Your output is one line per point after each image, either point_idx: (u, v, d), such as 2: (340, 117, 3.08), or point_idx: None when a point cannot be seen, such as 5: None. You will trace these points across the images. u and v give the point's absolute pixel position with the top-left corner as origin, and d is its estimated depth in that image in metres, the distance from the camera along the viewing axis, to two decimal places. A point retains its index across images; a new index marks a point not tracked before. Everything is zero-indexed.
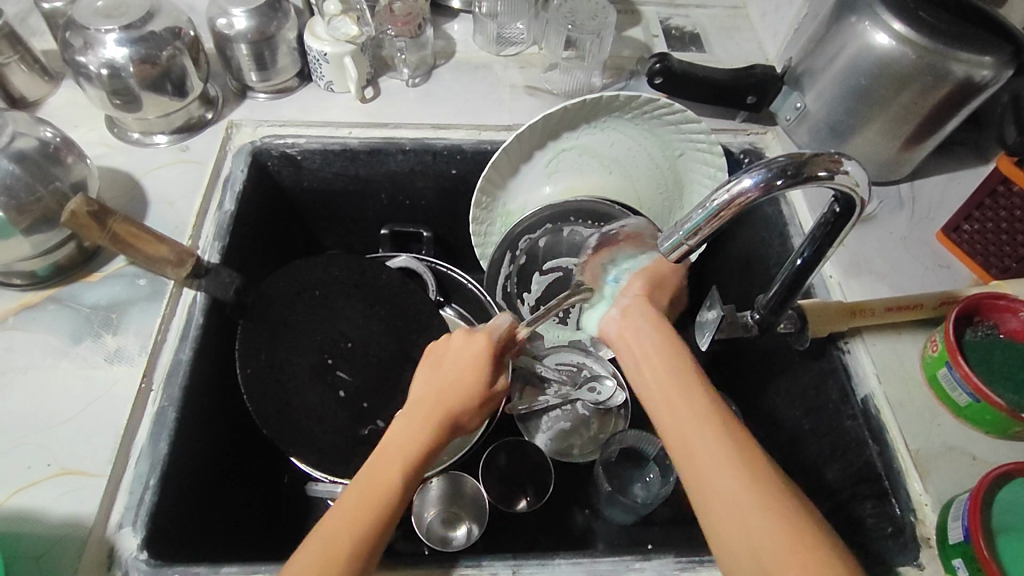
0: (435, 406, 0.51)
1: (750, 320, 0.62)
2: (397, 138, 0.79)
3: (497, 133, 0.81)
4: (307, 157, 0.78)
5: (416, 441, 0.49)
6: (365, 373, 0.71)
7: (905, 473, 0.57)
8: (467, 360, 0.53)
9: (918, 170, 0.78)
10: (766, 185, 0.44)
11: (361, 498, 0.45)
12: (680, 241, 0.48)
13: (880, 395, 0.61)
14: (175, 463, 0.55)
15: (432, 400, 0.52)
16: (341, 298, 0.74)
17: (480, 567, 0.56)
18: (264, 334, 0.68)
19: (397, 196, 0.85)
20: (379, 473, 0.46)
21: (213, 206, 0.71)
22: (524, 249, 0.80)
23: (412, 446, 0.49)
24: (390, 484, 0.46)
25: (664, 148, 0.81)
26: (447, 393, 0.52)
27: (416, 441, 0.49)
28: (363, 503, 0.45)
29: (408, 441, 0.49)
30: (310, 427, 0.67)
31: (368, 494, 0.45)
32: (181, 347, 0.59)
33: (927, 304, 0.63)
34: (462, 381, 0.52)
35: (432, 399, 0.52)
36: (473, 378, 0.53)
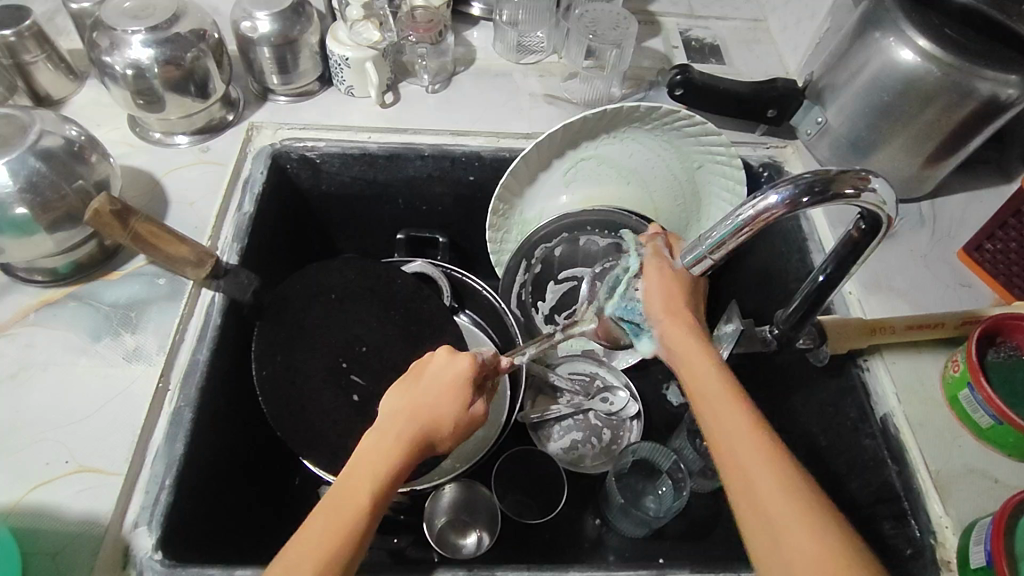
0: (411, 427, 0.47)
1: (769, 336, 0.63)
2: (416, 143, 0.79)
3: (515, 141, 0.81)
4: (326, 160, 0.79)
5: (390, 457, 0.45)
6: (379, 378, 0.71)
7: (926, 494, 0.56)
8: (446, 383, 0.50)
9: (939, 188, 0.78)
10: (792, 202, 0.45)
11: (336, 513, 0.42)
12: (703, 255, 0.49)
13: (900, 414, 0.60)
14: (191, 463, 0.55)
15: (406, 419, 0.48)
16: (357, 302, 0.74)
17: None
18: (281, 336, 0.68)
19: (414, 201, 0.86)
20: (351, 493, 0.43)
21: (233, 208, 0.71)
22: (540, 257, 0.80)
23: (388, 461, 0.45)
24: (356, 506, 0.42)
25: (682, 159, 0.80)
26: (421, 412, 0.48)
27: (387, 457, 0.45)
28: (339, 519, 0.41)
29: (383, 457, 0.45)
30: (324, 430, 0.67)
31: (341, 510, 0.42)
32: (200, 347, 0.59)
33: (949, 323, 0.63)
34: (441, 401, 0.49)
35: (407, 419, 0.48)
36: (446, 401, 0.49)
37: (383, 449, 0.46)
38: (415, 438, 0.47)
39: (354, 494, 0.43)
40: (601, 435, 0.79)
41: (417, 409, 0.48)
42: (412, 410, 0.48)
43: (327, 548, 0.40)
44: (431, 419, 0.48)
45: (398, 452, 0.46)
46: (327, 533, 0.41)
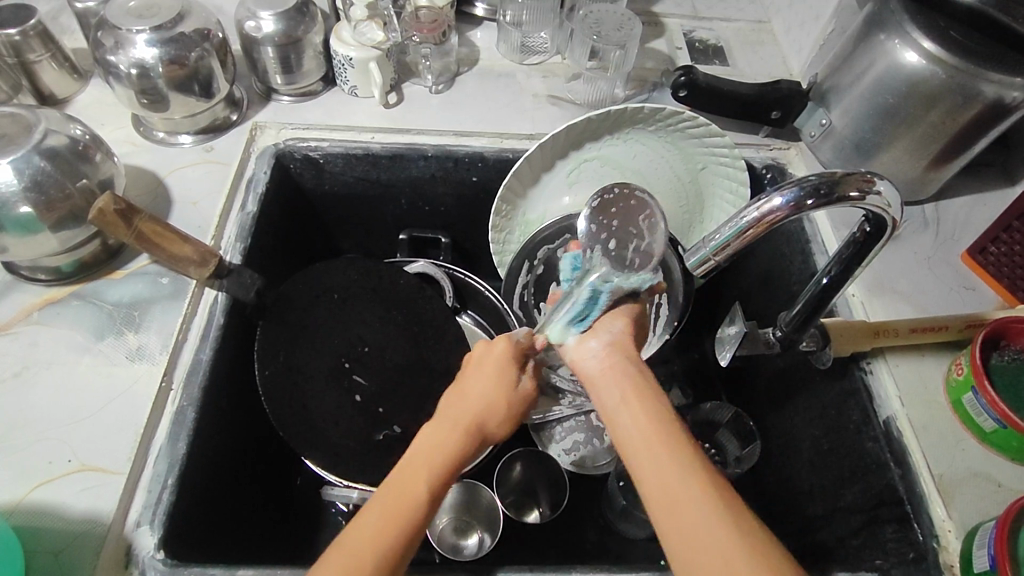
0: (464, 418, 0.47)
1: (772, 338, 0.63)
2: (419, 144, 0.79)
3: (518, 142, 0.81)
4: (329, 160, 0.79)
5: (442, 450, 0.45)
6: (381, 378, 0.71)
7: (928, 498, 0.56)
8: (491, 366, 0.49)
9: (943, 190, 0.78)
10: (797, 205, 0.45)
11: (389, 509, 0.41)
12: (707, 257, 0.49)
13: (903, 417, 0.60)
14: (194, 462, 0.55)
15: (459, 410, 0.47)
16: (360, 303, 0.74)
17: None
18: (284, 336, 0.68)
19: (417, 202, 0.86)
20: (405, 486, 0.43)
21: (236, 207, 0.71)
22: (543, 258, 0.78)
23: (439, 452, 0.45)
24: (410, 503, 0.42)
25: (686, 161, 0.80)
26: (472, 400, 0.48)
27: (442, 449, 0.45)
28: (395, 511, 0.41)
29: (436, 448, 0.45)
30: (325, 430, 0.67)
31: (392, 506, 0.42)
32: (203, 346, 0.59)
33: (953, 326, 0.62)
34: (495, 389, 0.48)
35: (457, 408, 0.47)
36: (499, 387, 0.48)
37: (434, 442, 0.45)
38: (468, 427, 0.47)
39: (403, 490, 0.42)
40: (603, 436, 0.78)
41: (468, 398, 0.48)
42: (464, 401, 0.48)
43: (376, 545, 0.40)
44: (483, 406, 0.48)
45: (452, 442, 0.45)
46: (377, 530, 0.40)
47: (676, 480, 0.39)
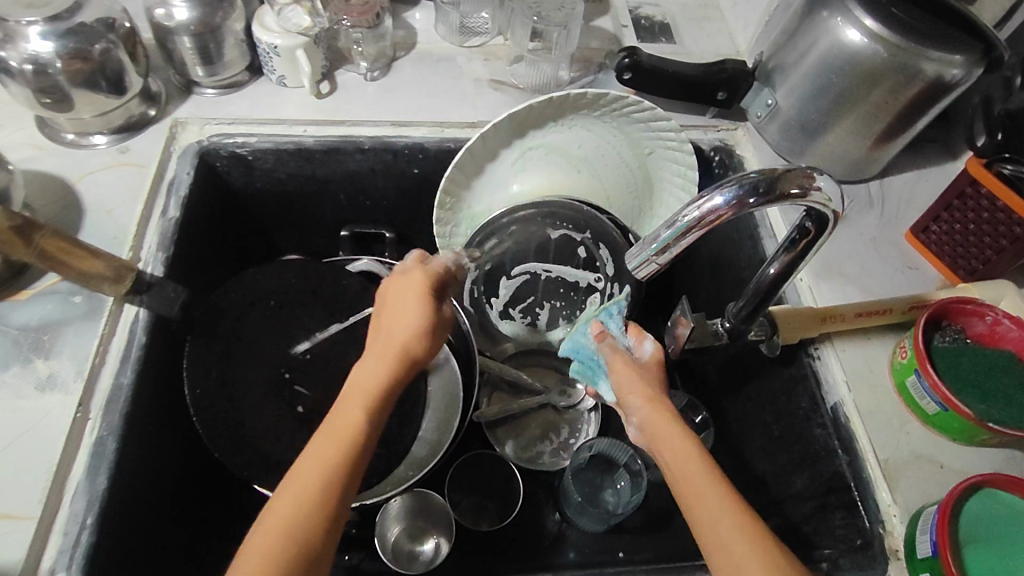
0: (385, 377, 0.47)
1: (721, 328, 0.61)
2: (354, 136, 0.75)
3: (460, 131, 0.77)
4: (259, 157, 0.74)
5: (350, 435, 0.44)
6: (324, 387, 0.68)
7: (874, 482, 0.57)
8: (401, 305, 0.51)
9: (888, 167, 0.78)
10: (739, 203, 0.41)
11: (312, 468, 0.42)
12: (648, 258, 0.45)
13: (850, 402, 0.61)
14: (117, 497, 0.51)
15: (357, 387, 0.47)
16: (298, 309, 0.71)
17: None
18: (215, 352, 0.65)
19: (357, 195, 0.81)
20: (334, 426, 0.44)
21: (156, 212, 0.66)
22: (490, 254, 0.79)
23: (345, 439, 0.44)
24: (296, 506, 0.41)
25: (633, 146, 0.78)
26: (375, 365, 0.48)
27: (348, 430, 0.44)
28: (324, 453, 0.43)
29: (343, 441, 0.44)
30: (265, 447, 0.63)
31: (295, 500, 0.41)
32: (122, 369, 0.55)
33: (897, 309, 0.63)
34: (379, 332, 0.51)
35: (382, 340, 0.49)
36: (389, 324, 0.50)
37: (340, 426, 0.45)
38: (390, 375, 0.48)
39: (335, 427, 0.45)
40: (558, 431, 0.81)
41: (370, 364, 0.48)
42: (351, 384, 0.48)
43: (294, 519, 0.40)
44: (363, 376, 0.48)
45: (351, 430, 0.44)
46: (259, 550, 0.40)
47: (720, 542, 0.42)
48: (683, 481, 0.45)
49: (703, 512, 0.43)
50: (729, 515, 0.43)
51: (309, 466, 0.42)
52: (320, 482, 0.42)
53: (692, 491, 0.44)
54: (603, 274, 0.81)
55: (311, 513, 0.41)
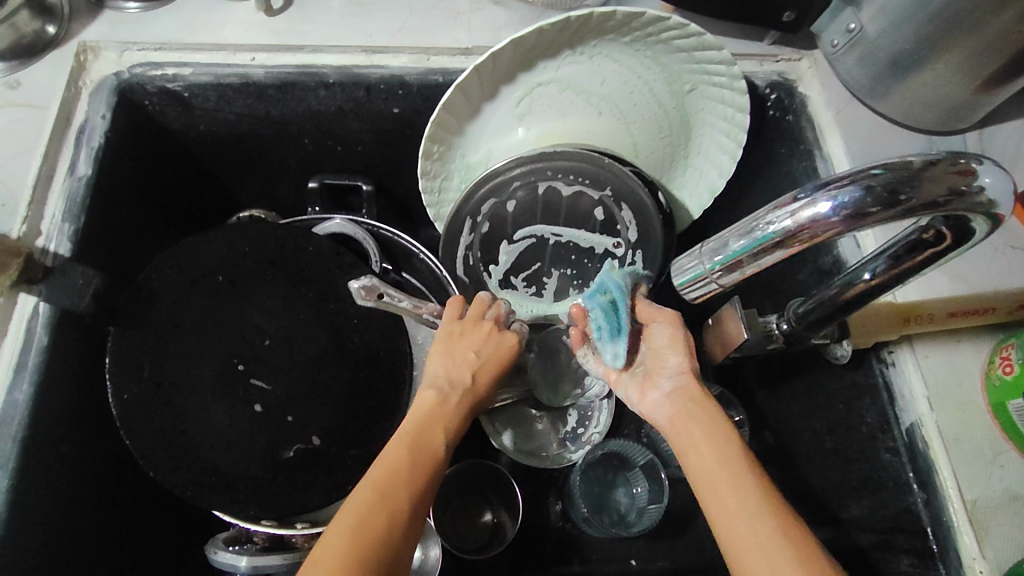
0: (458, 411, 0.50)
1: (774, 329, 0.49)
2: (315, 67, 0.59)
3: (450, 59, 0.61)
4: (197, 94, 0.59)
5: (427, 455, 0.45)
6: (288, 380, 0.58)
7: (957, 529, 0.46)
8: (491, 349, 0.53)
9: (989, 113, 0.61)
10: (852, 214, 0.28)
11: (394, 469, 0.43)
12: (704, 274, 0.33)
13: (931, 424, 0.48)
14: (16, 544, 0.42)
15: (425, 418, 0.48)
16: (253, 282, 0.59)
17: None
18: (148, 343, 0.53)
19: (324, 140, 0.66)
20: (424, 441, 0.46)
21: (62, 169, 0.52)
22: (487, 215, 0.66)
23: (426, 455, 0.45)
24: (385, 509, 0.40)
25: (668, 80, 0.62)
26: (443, 398, 0.50)
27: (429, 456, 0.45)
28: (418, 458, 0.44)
29: (422, 461, 0.45)
30: (217, 458, 0.53)
31: (374, 491, 0.41)
32: (17, 382, 0.44)
33: (1001, 308, 0.50)
34: (457, 367, 0.51)
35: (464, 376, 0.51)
36: (468, 363, 0.51)
37: (425, 449, 0.45)
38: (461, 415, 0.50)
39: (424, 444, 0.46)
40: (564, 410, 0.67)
41: (443, 399, 0.49)
42: (425, 413, 0.48)
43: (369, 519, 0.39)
44: (437, 407, 0.49)
45: (423, 451, 0.45)
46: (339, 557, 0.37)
47: (743, 530, 0.39)
48: (711, 471, 0.42)
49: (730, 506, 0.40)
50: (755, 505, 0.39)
51: (386, 475, 0.42)
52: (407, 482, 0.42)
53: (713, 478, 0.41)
54: (624, 240, 0.68)
55: (401, 519, 0.41)
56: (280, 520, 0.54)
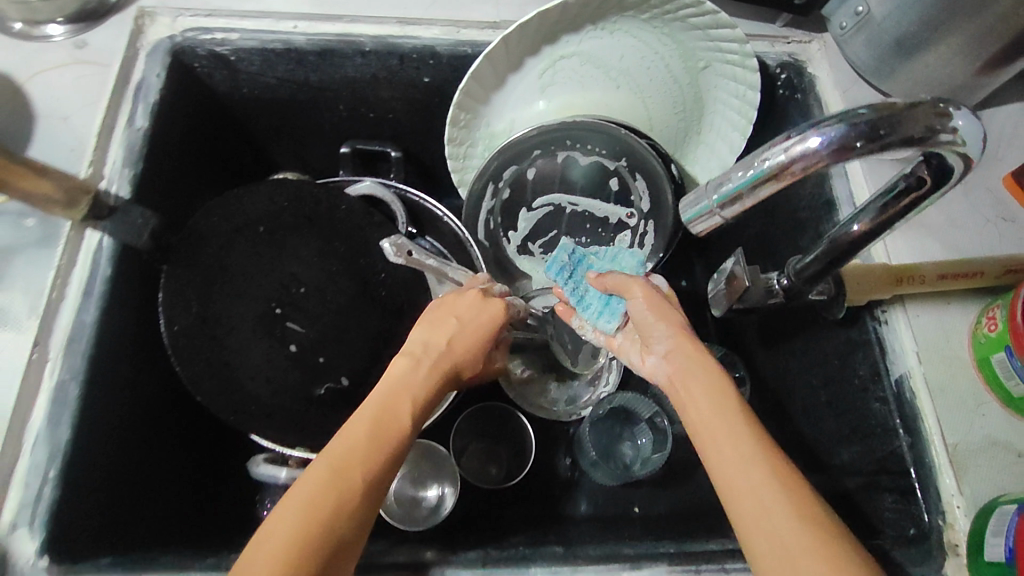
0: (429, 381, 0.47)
1: (775, 285, 0.53)
2: (353, 35, 0.63)
3: (479, 32, 0.64)
4: (243, 58, 0.63)
5: (392, 425, 0.43)
6: (321, 324, 0.62)
7: (938, 469, 0.50)
8: (474, 323, 0.52)
9: (992, 94, 0.64)
10: (841, 148, 0.31)
11: (349, 449, 0.41)
12: (709, 211, 0.35)
13: (919, 376, 0.53)
14: (86, 448, 0.46)
15: (396, 385, 0.46)
16: (290, 234, 0.63)
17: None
18: (197, 282, 0.58)
19: (358, 107, 0.71)
20: (387, 415, 0.44)
21: (122, 121, 0.56)
22: (509, 180, 0.71)
23: (388, 432, 0.43)
24: (336, 486, 0.39)
25: (684, 58, 0.65)
26: (414, 368, 0.48)
27: (395, 427, 0.43)
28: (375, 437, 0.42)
29: (387, 434, 0.43)
30: (256, 389, 0.58)
31: (327, 475, 0.39)
32: (84, 306, 0.49)
33: (988, 273, 0.53)
34: (434, 336, 0.50)
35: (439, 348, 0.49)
36: (445, 330, 0.50)
37: (390, 419, 0.44)
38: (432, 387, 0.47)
39: (387, 417, 0.44)
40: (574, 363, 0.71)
41: (418, 365, 0.48)
42: (393, 382, 0.46)
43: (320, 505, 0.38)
44: (411, 374, 0.47)
45: (388, 419, 0.44)
46: (293, 535, 0.37)
47: (738, 479, 0.39)
48: (711, 424, 0.42)
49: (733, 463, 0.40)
50: (751, 452, 0.40)
51: (345, 450, 0.41)
52: (363, 463, 0.41)
53: (713, 428, 0.42)
54: (637, 210, 0.72)
55: (350, 509, 0.39)
56: (314, 448, 0.58)
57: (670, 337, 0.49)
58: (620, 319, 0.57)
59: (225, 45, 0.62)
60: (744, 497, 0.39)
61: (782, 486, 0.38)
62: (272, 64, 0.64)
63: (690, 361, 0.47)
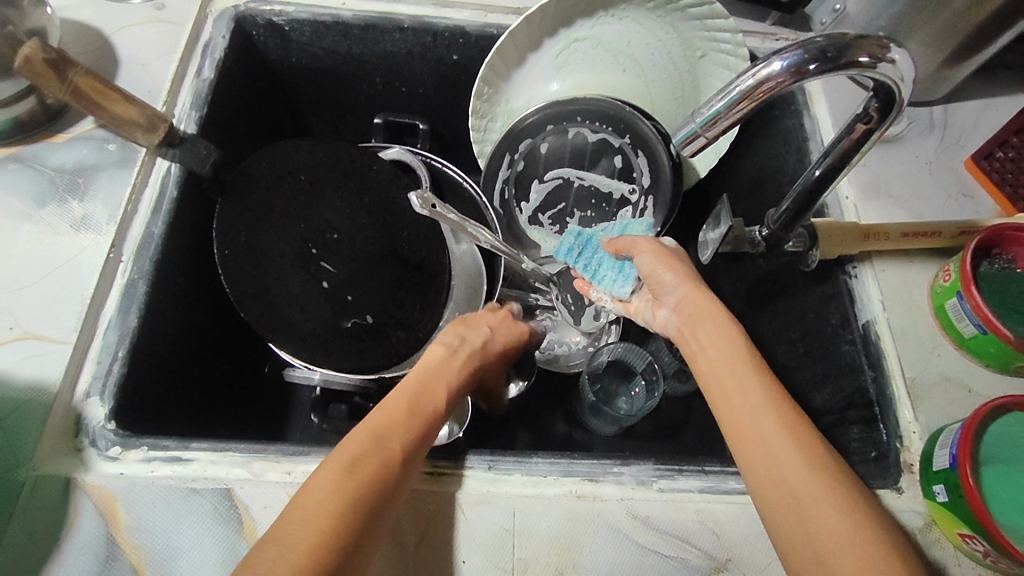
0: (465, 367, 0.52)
1: (757, 236, 0.60)
2: (394, 13, 0.72)
3: (504, 16, 0.73)
4: (296, 29, 0.71)
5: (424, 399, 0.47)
6: (351, 267, 0.69)
7: (897, 400, 0.56)
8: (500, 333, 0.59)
9: (957, 90, 0.72)
10: (798, 70, 0.40)
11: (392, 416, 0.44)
12: (695, 132, 0.44)
13: (883, 321, 0.59)
14: (147, 337, 0.53)
15: (431, 371, 0.50)
16: (328, 186, 0.70)
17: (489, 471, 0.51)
18: (245, 217, 0.64)
19: (392, 81, 0.79)
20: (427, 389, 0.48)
21: (191, 72, 0.65)
22: (524, 153, 0.78)
23: (427, 402, 0.46)
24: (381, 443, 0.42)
25: (684, 47, 0.74)
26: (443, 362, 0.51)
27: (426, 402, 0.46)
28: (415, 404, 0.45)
29: (425, 404, 0.46)
30: (291, 315, 0.64)
31: (373, 435, 0.42)
32: (153, 220, 0.56)
33: (946, 233, 0.60)
34: (469, 334, 0.56)
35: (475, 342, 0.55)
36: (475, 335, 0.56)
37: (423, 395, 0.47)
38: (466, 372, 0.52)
39: (427, 390, 0.48)
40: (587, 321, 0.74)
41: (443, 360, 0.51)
42: (428, 366, 0.50)
43: (367, 457, 0.40)
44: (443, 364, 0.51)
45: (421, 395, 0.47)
46: (336, 482, 0.38)
47: (755, 435, 0.43)
48: (723, 377, 0.46)
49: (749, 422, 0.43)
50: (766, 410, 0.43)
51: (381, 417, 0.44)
52: (404, 424, 0.44)
53: (732, 383, 0.45)
54: (639, 185, 0.77)
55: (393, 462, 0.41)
56: (342, 369, 0.65)
57: (679, 288, 0.53)
58: (632, 284, 0.61)
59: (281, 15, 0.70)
60: (754, 442, 0.43)
61: (791, 438, 0.42)
62: (322, 35, 0.73)
63: (700, 316, 0.51)
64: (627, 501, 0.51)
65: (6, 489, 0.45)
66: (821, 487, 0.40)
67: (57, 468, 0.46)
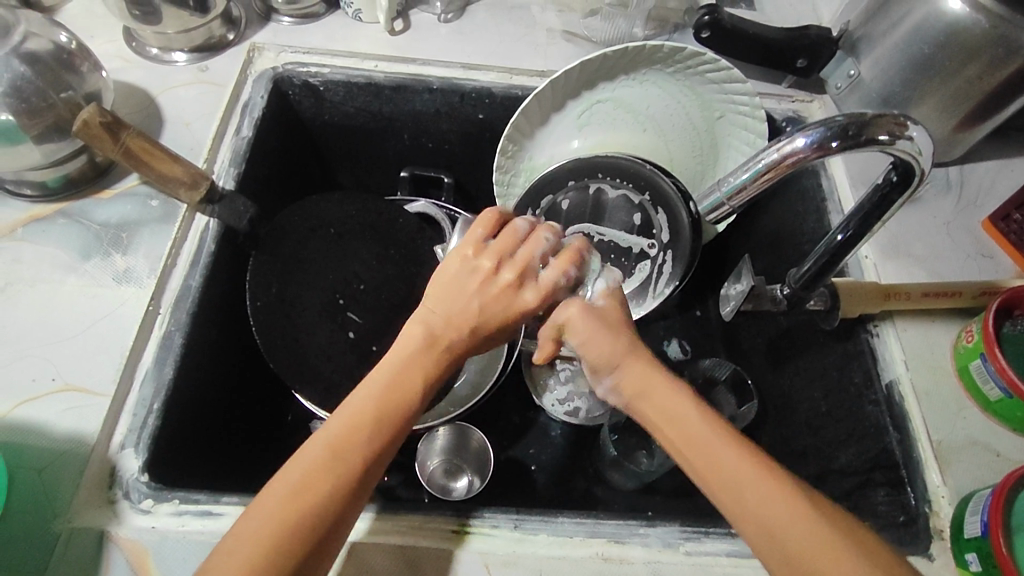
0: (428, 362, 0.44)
1: (779, 295, 0.60)
2: (423, 75, 0.75)
3: (529, 78, 0.76)
4: (330, 89, 0.75)
5: (400, 402, 0.42)
6: (375, 317, 0.70)
7: (925, 463, 0.56)
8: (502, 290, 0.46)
9: (972, 152, 0.73)
10: (820, 146, 0.42)
11: (306, 477, 0.38)
12: (720, 201, 0.46)
13: (906, 382, 0.59)
14: (179, 388, 0.54)
15: (385, 395, 0.42)
16: (355, 239, 0.73)
17: (517, 532, 0.51)
18: (277, 269, 0.66)
19: (420, 137, 0.82)
20: (373, 411, 0.41)
21: (230, 130, 0.68)
22: (546, 207, 0.78)
23: (381, 422, 0.41)
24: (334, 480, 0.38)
25: (703, 108, 0.76)
26: (432, 335, 0.44)
27: (399, 406, 0.42)
28: (347, 441, 0.39)
29: (352, 439, 0.40)
30: (318, 365, 0.66)
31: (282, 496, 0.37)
32: (192, 273, 0.58)
33: (967, 293, 0.61)
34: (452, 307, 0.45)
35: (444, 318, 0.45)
36: (501, 294, 0.46)
37: (402, 388, 0.42)
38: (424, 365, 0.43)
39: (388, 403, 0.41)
40: (643, 301, 0.79)
41: (433, 341, 0.45)
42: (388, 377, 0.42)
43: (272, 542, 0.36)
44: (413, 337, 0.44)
45: (408, 405, 0.42)
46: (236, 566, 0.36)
47: (749, 500, 0.39)
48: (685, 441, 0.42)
49: (732, 493, 0.39)
50: (734, 450, 0.40)
51: (342, 433, 0.40)
52: (328, 482, 0.38)
53: (693, 441, 0.41)
54: (658, 241, 0.77)
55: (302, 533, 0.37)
56: None
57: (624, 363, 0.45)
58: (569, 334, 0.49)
59: (315, 75, 0.73)
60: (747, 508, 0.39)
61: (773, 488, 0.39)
62: (355, 95, 0.76)
63: (655, 389, 0.44)
64: (653, 564, 0.50)
65: (41, 541, 0.46)
66: (812, 530, 0.38)
67: (91, 521, 0.47)
